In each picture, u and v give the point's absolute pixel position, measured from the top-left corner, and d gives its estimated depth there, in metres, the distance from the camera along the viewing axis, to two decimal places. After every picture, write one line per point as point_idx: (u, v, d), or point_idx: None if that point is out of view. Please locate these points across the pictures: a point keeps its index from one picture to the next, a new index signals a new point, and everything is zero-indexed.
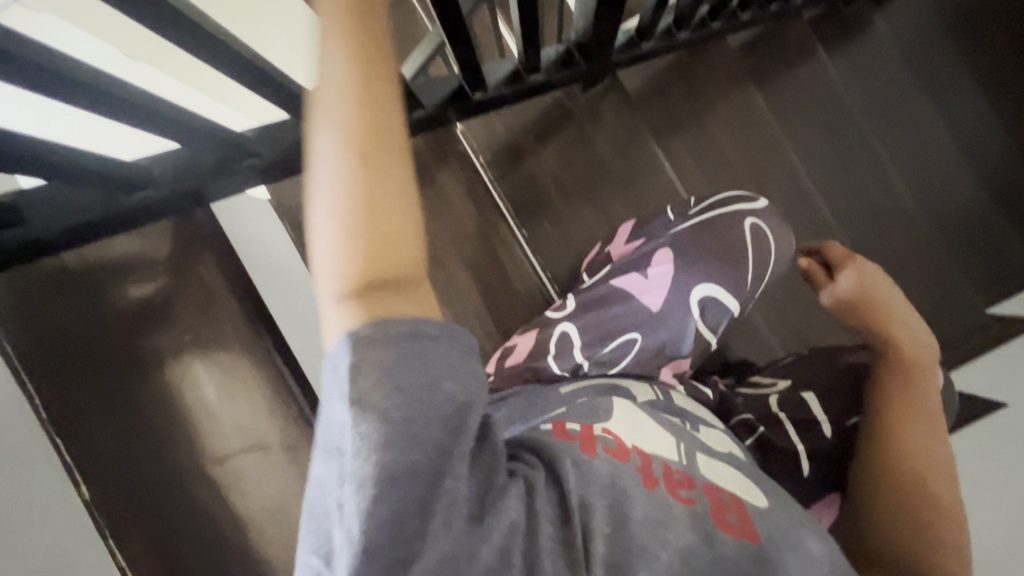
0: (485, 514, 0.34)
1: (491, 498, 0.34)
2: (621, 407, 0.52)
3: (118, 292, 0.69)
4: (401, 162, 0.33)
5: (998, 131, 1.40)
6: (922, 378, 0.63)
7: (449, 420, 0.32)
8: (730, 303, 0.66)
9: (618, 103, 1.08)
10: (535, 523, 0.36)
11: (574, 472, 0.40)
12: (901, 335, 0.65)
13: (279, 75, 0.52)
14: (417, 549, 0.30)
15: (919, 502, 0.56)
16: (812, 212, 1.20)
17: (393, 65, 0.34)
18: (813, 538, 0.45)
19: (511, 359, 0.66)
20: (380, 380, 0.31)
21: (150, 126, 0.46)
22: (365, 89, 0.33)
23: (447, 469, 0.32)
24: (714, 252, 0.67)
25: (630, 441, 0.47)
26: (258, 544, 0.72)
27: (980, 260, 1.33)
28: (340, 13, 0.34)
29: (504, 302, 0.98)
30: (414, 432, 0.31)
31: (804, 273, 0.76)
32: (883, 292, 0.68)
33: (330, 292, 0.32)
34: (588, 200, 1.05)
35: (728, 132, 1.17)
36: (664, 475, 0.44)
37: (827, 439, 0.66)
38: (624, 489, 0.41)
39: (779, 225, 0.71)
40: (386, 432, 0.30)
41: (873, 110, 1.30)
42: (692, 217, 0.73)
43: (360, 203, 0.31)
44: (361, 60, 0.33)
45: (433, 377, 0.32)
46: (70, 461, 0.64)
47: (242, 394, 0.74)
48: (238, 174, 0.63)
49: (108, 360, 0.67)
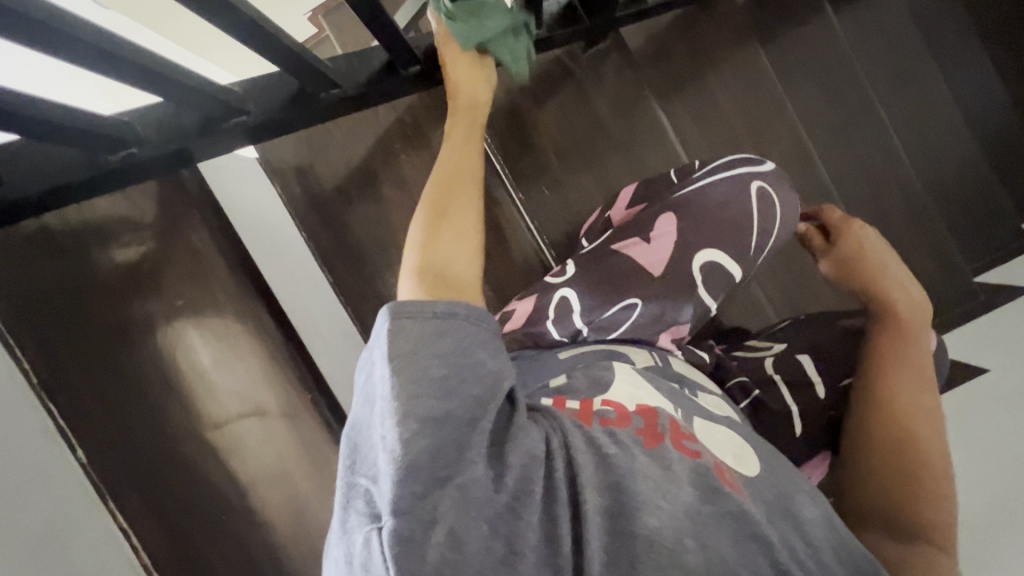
0: (507, 446, 0.37)
1: (511, 435, 0.38)
2: (623, 371, 0.52)
3: (105, 254, 0.67)
4: (472, 217, 0.50)
5: (1000, 96, 1.38)
6: (916, 340, 0.63)
7: (480, 378, 0.38)
8: (732, 269, 0.66)
9: (620, 63, 1.05)
10: (550, 460, 0.38)
11: (575, 426, 0.41)
12: (890, 294, 0.66)
13: (264, 21, 0.48)
14: (452, 473, 0.34)
15: (910, 464, 0.57)
16: (812, 179, 1.18)
17: (475, 176, 0.55)
18: (808, 503, 0.44)
19: (510, 324, 0.64)
20: (421, 343, 0.37)
21: (124, 75, 0.42)
22: (455, 177, 0.53)
23: (480, 416, 0.37)
24: (717, 218, 0.66)
25: (632, 405, 0.46)
26: (259, 507, 0.72)
27: (974, 227, 1.34)
28: (450, 148, 0.57)
29: (501, 267, 0.98)
30: (450, 384, 0.36)
31: (801, 238, 0.78)
32: (875, 253, 0.69)
33: (406, 274, 0.45)
34: (588, 163, 1.03)
35: (732, 94, 1.14)
36: (669, 429, 0.43)
37: (819, 399, 0.68)
38: (626, 443, 0.40)
39: (787, 190, 0.71)
40: (425, 379, 0.36)
41: (879, 73, 1.27)
42: (694, 182, 0.72)
43: (441, 226, 0.48)
44: (456, 166, 0.55)
45: (466, 347, 0.38)
46: (62, 424, 0.62)
47: (238, 360, 0.74)
48: (225, 134, 0.59)
49: (97, 325, 0.65)
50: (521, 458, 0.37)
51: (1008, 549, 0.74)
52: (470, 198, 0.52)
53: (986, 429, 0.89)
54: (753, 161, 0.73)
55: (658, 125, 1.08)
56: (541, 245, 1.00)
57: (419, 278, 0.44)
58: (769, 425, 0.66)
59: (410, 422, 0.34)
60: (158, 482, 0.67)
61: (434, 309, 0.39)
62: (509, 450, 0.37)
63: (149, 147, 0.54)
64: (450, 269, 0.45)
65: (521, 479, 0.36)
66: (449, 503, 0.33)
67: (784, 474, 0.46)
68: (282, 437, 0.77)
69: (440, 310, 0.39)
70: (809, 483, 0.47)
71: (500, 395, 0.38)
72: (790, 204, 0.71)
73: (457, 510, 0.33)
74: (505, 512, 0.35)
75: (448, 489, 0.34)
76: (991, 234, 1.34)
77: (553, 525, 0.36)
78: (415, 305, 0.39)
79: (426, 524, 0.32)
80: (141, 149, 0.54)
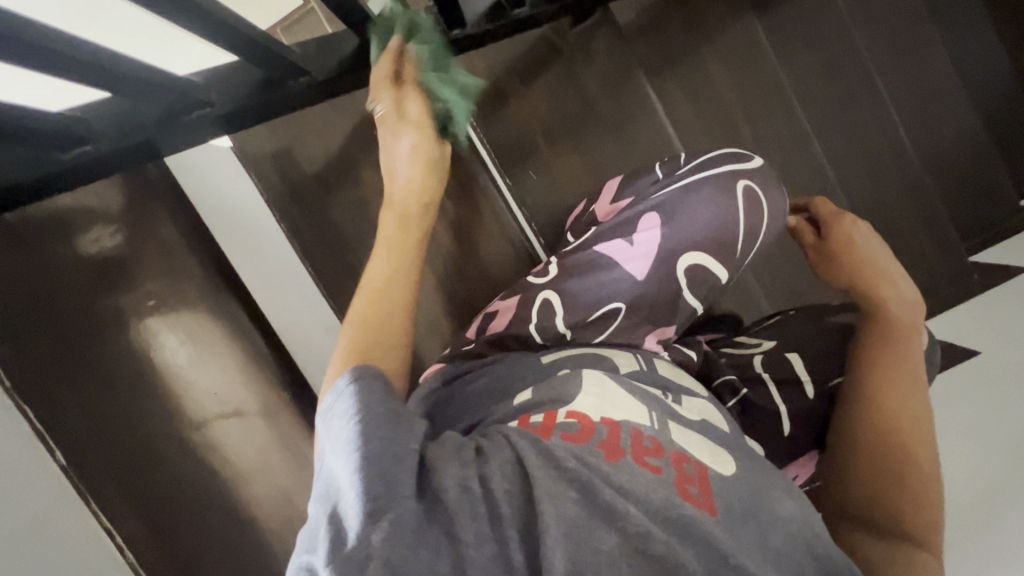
0: (433, 476, 0.37)
1: (435, 465, 0.38)
2: (590, 380, 0.50)
3: (68, 248, 0.65)
4: (396, 349, 0.50)
5: (1004, 68, 1.34)
6: (904, 340, 0.62)
7: (392, 423, 0.39)
8: (719, 271, 0.64)
9: (611, 37, 1.01)
10: (487, 487, 0.37)
11: (529, 443, 0.40)
12: (880, 293, 0.64)
13: (220, 9, 0.45)
14: (385, 507, 0.33)
15: (894, 462, 0.58)
16: (806, 158, 1.16)
17: (407, 291, 0.54)
18: (784, 498, 0.45)
19: (493, 326, 0.66)
20: (340, 418, 0.40)
21: (69, 72, 0.40)
22: (381, 297, 0.52)
23: (403, 453, 0.37)
24: (704, 220, 0.63)
25: (596, 416, 0.45)
26: (245, 501, 0.73)
27: (971, 205, 1.32)
28: (389, 255, 0.55)
29: (488, 257, 0.95)
30: (365, 433, 0.37)
31: (791, 231, 0.74)
32: (866, 250, 0.67)
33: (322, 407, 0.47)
34: (576, 146, 1.00)
35: (726, 70, 1.10)
36: (631, 444, 0.42)
37: (809, 400, 0.67)
38: (585, 458, 0.40)
39: (774, 186, 0.68)
40: (340, 442, 0.38)
41: (882, 44, 1.22)
42: (680, 178, 0.70)
43: (354, 357, 0.48)
44: (387, 281, 0.54)
45: (375, 399, 0.41)
46: (39, 427, 0.61)
47: (212, 359, 0.74)
48: (191, 130, 0.56)
49: (71, 326, 0.64)
50: (451, 486, 0.36)
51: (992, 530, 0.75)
52: (398, 328, 0.51)
53: (977, 414, 0.89)
54: (741, 156, 0.71)
55: (649, 104, 1.04)
56: (529, 234, 0.98)
57: None
58: (754, 424, 0.66)
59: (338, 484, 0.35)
60: (139, 482, 0.66)
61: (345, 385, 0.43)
62: (438, 480, 0.37)
63: (106, 144, 0.51)
64: None
65: (455, 504, 0.36)
66: (383, 537, 0.32)
67: (763, 476, 0.46)
68: (266, 433, 0.77)
69: (347, 381, 0.43)
70: (784, 480, 0.47)
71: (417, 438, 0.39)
72: (779, 200, 0.68)
73: (395, 541, 0.32)
74: (443, 537, 0.34)
75: (384, 522, 0.33)
76: (988, 212, 1.32)
77: (505, 547, 0.35)
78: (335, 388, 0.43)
79: (366, 559, 0.31)
80: (97, 146, 0.51)
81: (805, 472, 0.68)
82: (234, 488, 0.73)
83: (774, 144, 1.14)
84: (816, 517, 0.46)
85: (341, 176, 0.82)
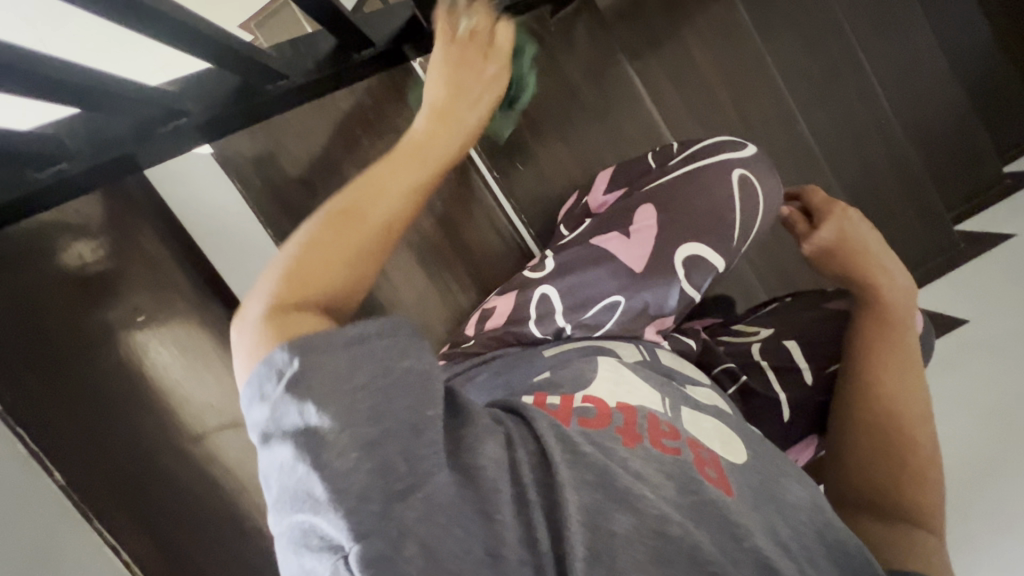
0: (472, 451, 0.36)
1: (471, 440, 0.36)
2: (606, 365, 0.53)
3: (52, 268, 0.64)
4: (358, 242, 0.39)
5: (982, 37, 1.35)
6: (898, 328, 0.63)
7: (410, 389, 0.34)
8: (714, 259, 0.63)
9: (591, 24, 1.00)
10: (516, 470, 0.37)
11: (551, 427, 0.40)
12: (875, 280, 0.65)
13: (189, 16, 0.44)
14: (412, 486, 0.32)
15: (897, 443, 0.58)
16: (792, 135, 1.16)
17: (395, 188, 0.42)
18: (793, 484, 0.46)
19: (490, 323, 0.67)
20: (341, 378, 0.33)
21: (38, 91, 0.39)
22: (352, 192, 0.41)
23: (424, 424, 0.34)
24: (702, 210, 0.64)
25: (612, 402, 0.46)
26: (250, 511, 0.73)
27: (957, 175, 1.33)
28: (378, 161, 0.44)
29: (480, 255, 0.95)
30: (382, 405, 0.33)
31: (785, 222, 0.75)
32: (859, 237, 0.67)
33: (256, 311, 0.36)
34: (562, 136, 0.99)
35: (711, 50, 1.09)
36: (648, 427, 0.44)
37: (808, 385, 0.67)
38: (604, 443, 0.41)
39: (767, 172, 0.68)
40: (347, 408, 0.32)
41: (865, 16, 1.21)
42: (675, 168, 0.71)
43: (300, 249, 0.38)
44: (367, 176, 0.42)
45: (386, 361, 0.34)
46: (37, 448, 0.63)
47: (208, 373, 0.72)
48: (172, 139, 0.54)
49: (63, 346, 0.64)
50: (490, 465, 0.36)
51: (995, 493, 0.77)
52: (368, 221, 0.40)
53: (971, 381, 0.91)
54: (734, 144, 0.71)
55: (632, 90, 1.04)
56: (523, 233, 0.98)
57: (269, 319, 0.35)
58: (756, 412, 0.67)
59: (349, 451, 0.31)
60: (140, 495, 0.67)
61: (344, 334, 0.34)
62: (477, 457, 0.36)
63: (81, 161, 0.49)
64: (319, 289, 0.37)
65: (490, 484, 0.35)
66: (413, 517, 0.31)
67: (769, 464, 0.47)
68: None
69: (351, 333, 0.34)
70: (791, 465, 0.48)
71: (437, 400, 0.35)
72: (774, 190, 0.68)
73: (426, 521, 0.31)
74: (477, 516, 0.33)
75: (411, 502, 0.32)
76: (973, 179, 1.33)
77: (530, 530, 0.34)
78: (317, 341, 0.34)
79: (395, 540, 0.30)
80: (71, 165, 0.48)
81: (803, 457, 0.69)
82: (239, 500, 0.73)
83: (762, 124, 1.14)
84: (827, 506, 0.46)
85: (326, 179, 0.80)
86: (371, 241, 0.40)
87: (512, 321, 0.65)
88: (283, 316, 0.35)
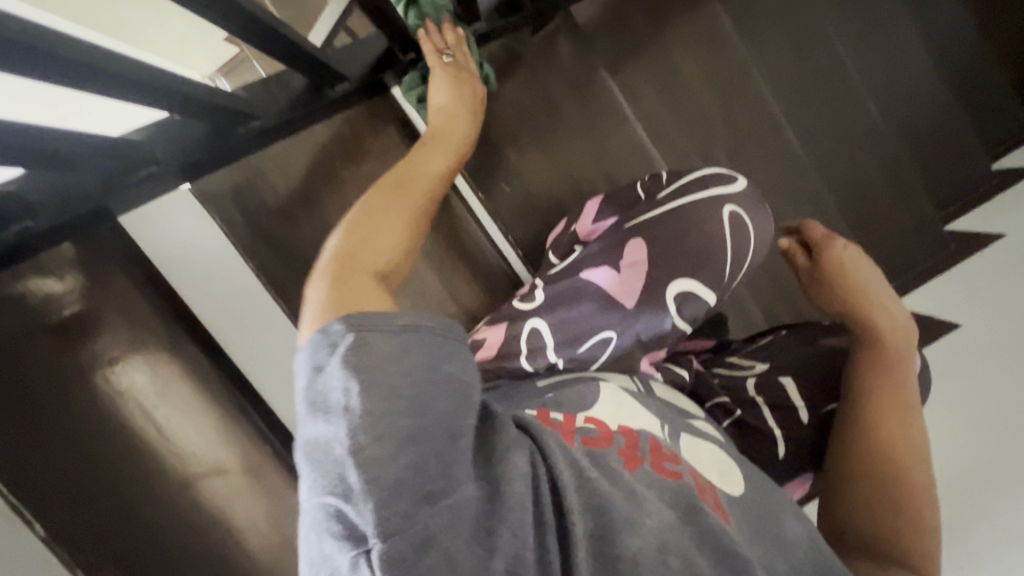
0: (502, 462, 0.35)
1: (502, 451, 0.35)
2: (608, 390, 0.52)
3: (30, 317, 0.63)
4: (393, 234, 0.44)
5: (967, 35, 1.34)
6: (899, 365, 0.62)
7: (452, 388, 0.35)
8: (706, 294, 0.62)
9: (572, 41, 0.99)
10: (539, 484, 0.35)
11: (559, 447, 0.39)
12: (874, 319, 0.64)
13: (150, 72, 0.43)
14: (443, 491, 0.31)
15: (887, 474, 0.58)
16: (778, 142, 1.15)
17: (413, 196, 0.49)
18: (790, 519, 0.45)
19: (481, 353, 0.63)
20: (387, 359, 0.34)
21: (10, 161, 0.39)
22: (378, 198, 0.47)
23: (460, 433, 0.33)
24: (691, 248, 0.63)
25: (614, 424, 0.46)
26: (241, 551, 0.73)
27: (944, 174, 1.33)
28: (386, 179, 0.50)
29: (467, 281, 0.95)
30: (425, 398, 0.33)
31: (784, 254, 0.74)
32: (859, 277, 0.67)
33: (314, 303, 0.38)
34: (547, 156, 0.98)
35: (693, 59, 1.08)
36: (649, 451, 0.43)
37: (804, 425, 0.67)
38: (607, 465, 0.39)
39: (757, 208, 0.67)
40: (393, 400, 0.32)
41: (847, 19, 1.20)
42: (663, 202, 0.70)
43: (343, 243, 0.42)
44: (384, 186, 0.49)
45: (431, 358, 0.35)
46: (15, 500, 0.62)
47: (191, 417, 0.72)
48: (146, 185, 0.54)
49: (42, 398, 0.63)
50: (518, 479, 0.34)
51: (994, 504, 0.76)
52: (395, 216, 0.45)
53: (968, 386, 0.89)
54: (723, 177, 0.69)
55: (617, 107, 1.03)
56: (510, 255, 0.98)
57: (328, 301, 0.37)
58: (749, 443, 0.66)
59: (387, 438, 0.31)
60: (123, 546, 0.66)
61: (396, 320, 0.36)
62: (505, 469, 0.34)
63: (45, 218, 0.48)
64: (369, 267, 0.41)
65: (515, 499, 0.33)
66: (440, 522, 0.30)
67: (767, 497, 0.46)
68: (251, 489, 0.74)
69: (402, 323, 0.36)
70: (788, 501, 0.47)
71: (473, 411, 0.35)
72: (765, 225, 0.67)
73: (451, 529, 0.30)
74: (501, 530, 0.32)
75: (440, 507, 0.31)
76: (963, 178, 1.33)
77: (542, 548, 0.33)
78: (373, 319, 0.35)
79: (418, 546, 0.29)
80: (37, 221, 0.47)
81: (799, 489, 0.69)
82: (231, 541, 0.72)
83: (749, 132, 1.13)
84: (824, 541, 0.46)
85: (306, 212, 0.79)
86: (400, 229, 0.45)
87: (501, 354, 0.62)
88: (344, 292, 0.38)
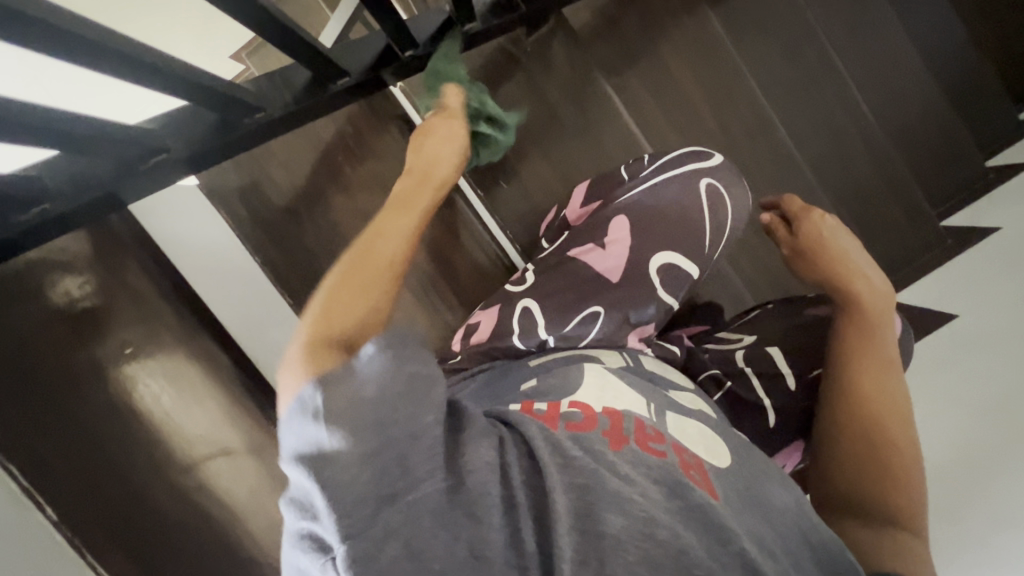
0: (465, 452, 0.36)
1: (465, 443, 0.37)
2: (591, 371, 0.53)
3: (44, 304, 0.66)
4: (369, 289, 0.45)
5: (958, 37, 1.37)
6: (879, 330, 0.63)
7: (415, 394, 0.36)
8: (689, 267, 0.67)
9: (566, 44, 1.01)
10: (506, 471, 0.37)
11: (540, 432, 0.40)
12: (853, 285, 0.65)
13: (164, 61, 0.46)
14: (403, 490, 0.33)
15: (876, 446, 0.58)
16: (773, 141, 1.17)
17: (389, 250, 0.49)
18: (776, 489, 0.45)
19: (477, 338, 0.66)
20: (355, 393, 0.34)
21: (39, 140, 0.42)
22: (352, 255, 0.47)
23: (422, 429, 0.35)
24: (673, 221, 0.68)
25: (599, 407, 0.46)
26: (243, 536, 0.74)
27: (937, 173, 1.35)
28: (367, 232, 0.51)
29: (467, 276, 0.98)
30: (388, 414, 0.34)
31: (767, 229, 0.77)
32: (837, 242, 0.68)
33: (290, 379, 0.39)
34: (544, 154, 1.01)
35: (685, 62, 1.11)
36: (634, 430, 0.44)
37: (793, 393, 0.68)
38: (593, 447, 0.40)
39: (732, 180, 0.72)
40: (357, 425, 0.33)
41: (836, 23, 1.23)
42: (647, 177, 0.74)
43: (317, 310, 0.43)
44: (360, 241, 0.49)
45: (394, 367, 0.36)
46: (27, 484, 0.64)
47: (196, 404, 0.73)
48: (156, 176, 0.56)
49: (53, 382, 0.66)
50: (480, 468, 0.36)
51: (992, 486, 0.76)
52: (373, 272, 0.46)
53: (964, 373, 0.90)
54: (701, 154, 0.74)
55: (613, 108, 1.05)
56: (509, 249, 1.00)
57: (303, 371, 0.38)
58: (740, 414, 0.67)
59: (351, 463, 0.32)
60: (131, 531, 0.68)
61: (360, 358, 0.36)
62: (466, 460, 0.36)
63: (62, 202, 0.52)
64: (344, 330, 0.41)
65: (478, 490, 0.35)
66: (400, 517, 0.32)
67: (756, 469, 0.46)
68: (255, 474, 0.76)
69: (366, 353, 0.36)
70: (776, 470, 0.48)
71: (435, 406, 0.36)
72: (740, 197, 0.72)
73: (411, 524, 0.32)
74: (463, 518, 0.33)
75: (400, 505, 0.32)
76: (955, 176, 1.35)
77: (515, 530, 0.34)
78: (340, 373, 0.35)
79: (379, 541, 0.31)
80: (54, 205, 0.52)
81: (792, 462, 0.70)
82: (234, 526, 0.74)
83: (743, 132, 1.15)
84: (822, 525, 0.44)
85: (310, 207, 0.82)
86: (375, 281, 0.46)
87: (497, 334, 0.64)
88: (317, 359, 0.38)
